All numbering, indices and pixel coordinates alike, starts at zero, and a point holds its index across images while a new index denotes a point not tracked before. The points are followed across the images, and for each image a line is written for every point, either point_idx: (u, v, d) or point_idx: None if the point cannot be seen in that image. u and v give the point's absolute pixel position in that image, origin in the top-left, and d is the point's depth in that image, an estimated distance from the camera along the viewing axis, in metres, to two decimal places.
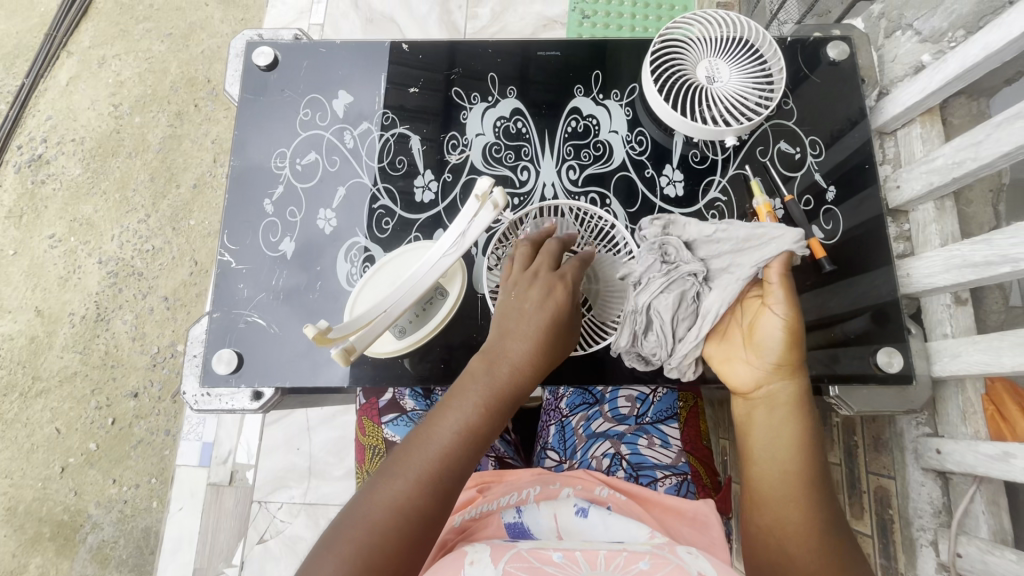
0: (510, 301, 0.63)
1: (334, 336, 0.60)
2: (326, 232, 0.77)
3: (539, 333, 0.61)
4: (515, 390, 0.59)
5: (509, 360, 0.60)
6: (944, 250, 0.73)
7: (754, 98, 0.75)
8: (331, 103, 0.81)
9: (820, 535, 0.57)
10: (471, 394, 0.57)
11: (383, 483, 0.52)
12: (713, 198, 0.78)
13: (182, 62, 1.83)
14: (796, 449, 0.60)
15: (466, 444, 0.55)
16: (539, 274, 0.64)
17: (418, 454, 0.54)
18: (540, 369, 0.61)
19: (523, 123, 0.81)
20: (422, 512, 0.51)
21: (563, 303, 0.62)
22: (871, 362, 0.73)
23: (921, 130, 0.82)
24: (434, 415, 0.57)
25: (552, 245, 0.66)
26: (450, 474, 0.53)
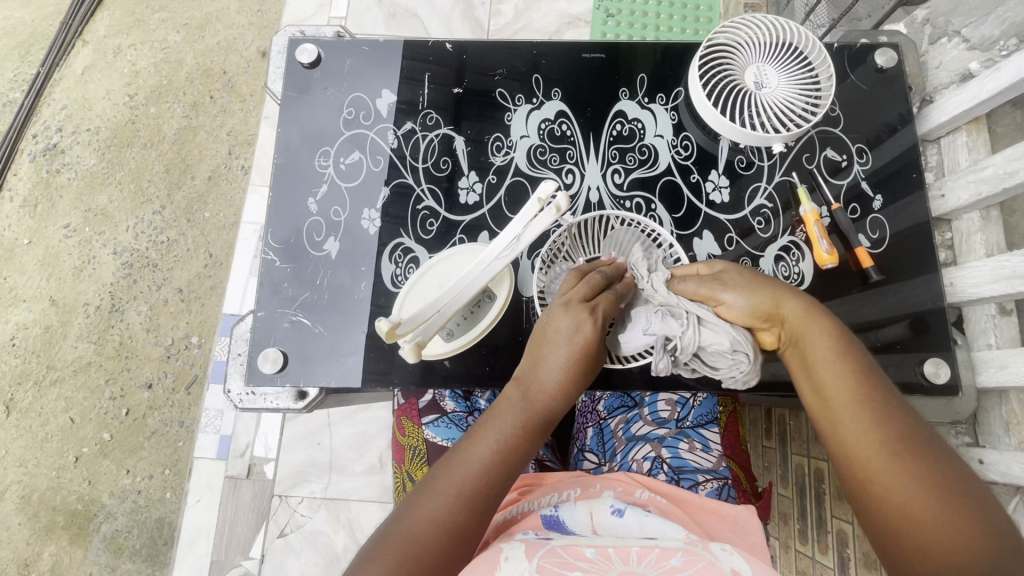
0: (542, 327, 0.61)
1: (401, 331, 0.61)
2: (371, 232, 0.76)
3: (572, 361, 0.58)
4: (550, 414, 0.58)
5: (545, 381, 0.58)
6: (992, 261, 0.72)
7: (802, 104, 0.73)
8: (375, 102, 0.80)
9: (943, 484, 0.46)
10: (507, 414, 0.57)
11: (424, 497, 0.52)
12: (759, 204, 0.78)
13: (198, 53, 1.82)
14: (867, 388, 0.52)
15: (503, 466, 0.54)
16: (570, 303, 0.60)
17: (456, 472, 0.53)
18: (576, 394, 0.59)
19: (567, 126, 0.81)
20: (461, 525, 0.51)
21: (593, 336, 0.58)
22: (917, 372, 0.73)
23: (967, 139, 0.82)
24: (471, 434, 0.57)
25: (596, 278, 0.62)
26: (487, 494, 0.53)
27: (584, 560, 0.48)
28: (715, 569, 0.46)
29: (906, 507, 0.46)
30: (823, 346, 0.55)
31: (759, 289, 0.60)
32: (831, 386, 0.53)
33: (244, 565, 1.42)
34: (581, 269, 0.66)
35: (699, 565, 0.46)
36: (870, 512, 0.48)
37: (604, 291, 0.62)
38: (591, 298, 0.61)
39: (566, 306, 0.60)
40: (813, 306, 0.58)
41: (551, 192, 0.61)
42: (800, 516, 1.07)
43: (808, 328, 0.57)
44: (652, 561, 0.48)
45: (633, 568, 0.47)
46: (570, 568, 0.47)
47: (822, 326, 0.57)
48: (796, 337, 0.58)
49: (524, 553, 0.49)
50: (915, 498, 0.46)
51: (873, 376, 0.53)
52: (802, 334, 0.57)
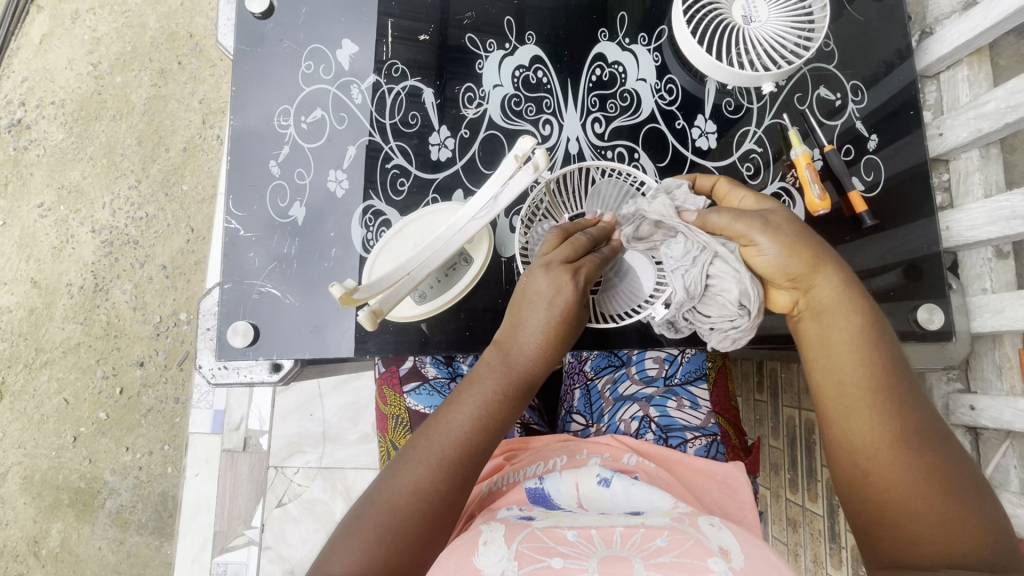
0: (524, 286, 0.58)
1: (360, 296, 0.57)
2: (338, 194, 0.72)
3: (551, 327, 0.55)
4: (531, 380, 0.56)
5: (526, 346, 0.56)
6: (991, 202, 0.69)
7: (793, 39, 0.69)
8: (335, 53, 0.75)
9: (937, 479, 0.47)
10: (489, 379, 0.54)
11: (403, 466, 0.50)
12: (748, 149, 0.74)
13: (161, 15, 1.71)
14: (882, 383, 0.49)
15: (484, 434, 0.52)
16: (551, 265, 0.56)
17: (437, 440, 0.52)
18: (558, 357, 0.57)
19: (543, 73, 0.75)
20: (441, 494, 0.50)
21: (575, 299, 0.55)
22: (910, 319, 0.70)
23: (968, 72, 0.77)
24: (452, 401, 0.54)
25: (583, 239, 0.58)
26: (469, 462, 0.51)
27: (565, 545, 0.47)
28: (702, 548, 0.45)
29: (902, 500, 0.47)
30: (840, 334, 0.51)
31: (792, 258, 0.52)
32: (847, 374, 0.50)
33: (246, 534, 1.43)
34: (565, 225, 0.61)
35: (684, 546, 0.46)
36: (861, 497, 0.49)
37: (590, 254, 0.58)
38: (577, 261, 0.57)
39: (547, 267, 0.56)
40: (847, 284, 0.52)
41: (529, 149, 0.58)
42: (790, 466, 1.08)
43: (831, 314, 0.51)
44: (636, 543, 0.47)
45: (615, 551, 0.46)
46: (551, 554, 0.46)
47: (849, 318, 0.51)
48: (817, 311, 0.52)
49: (504, 536, 0.49)
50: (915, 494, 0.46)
51: (892, 367, 0.50)
52: (827, 309, 0.52)
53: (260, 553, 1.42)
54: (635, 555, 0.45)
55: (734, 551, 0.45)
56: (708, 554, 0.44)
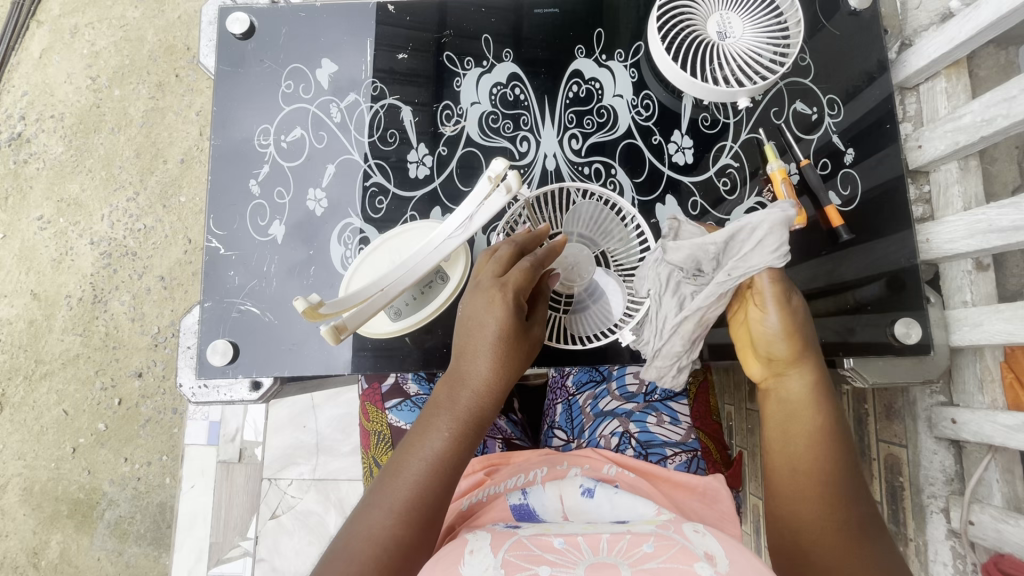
0: (463, 319, 0.59)
1: (325, 310, 0.56)
2: (317, 213, 0.73)
3: (492, 351, 0.57)
4: (482, 410, 0.56)
5: (473, 379, 0.57)
6: (968, 215, 0.70)
7: (769, 54, 0.69)
8: (314, 73, 0.75)
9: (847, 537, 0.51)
10: (442, 418, 0.55)
11: (364, 515, 0.51)
12: (724, 165, 0.74)
13: (159, 29, 1.73)
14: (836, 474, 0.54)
15: (435, 470, 0.53)
16: (483, 285, 0.59)
17: (396, 486, 0.52)
18: (507, 387, 0.58)
19: (521, 90, 0.76)
20: (397, 537, 0.49)
21: (508, 313, 0.57)
22: (888, 332, 0.70)
23: (947, 84, 0.77)
24: (410, 442, 0.55)
25: (507, 249, 0.60)
26: (430, 501, 0.51)
27: (552, 552, 0.47)
28: (687, 553, 0.45)
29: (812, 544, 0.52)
30: (804, 424, 0.56)
31: (777, 351, 0.58)
32: (794, 447, 0.56)
33: (242, 545, 1.44)
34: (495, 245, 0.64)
35: (671, 551, 0.46)
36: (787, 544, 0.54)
37: (518, 261, 0.60)
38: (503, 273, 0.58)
39: (477, 290, 0.59)
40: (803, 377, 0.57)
41: (502, 170, 0.58)
42: None
43: (794, 394, 0.57)
44: (623, 549, 0.47)
45: (603, 557, 0.46)
46: (538, 561, 0.46)
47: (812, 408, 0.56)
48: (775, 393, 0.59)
49: (490, 545, 0.49)
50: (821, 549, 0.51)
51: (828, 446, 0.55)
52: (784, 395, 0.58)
53: (255, 565, 1.42)
54: (623, 562, 0.45)
55: (719, 555, 0.45)
56: (693, 559, 0.44)
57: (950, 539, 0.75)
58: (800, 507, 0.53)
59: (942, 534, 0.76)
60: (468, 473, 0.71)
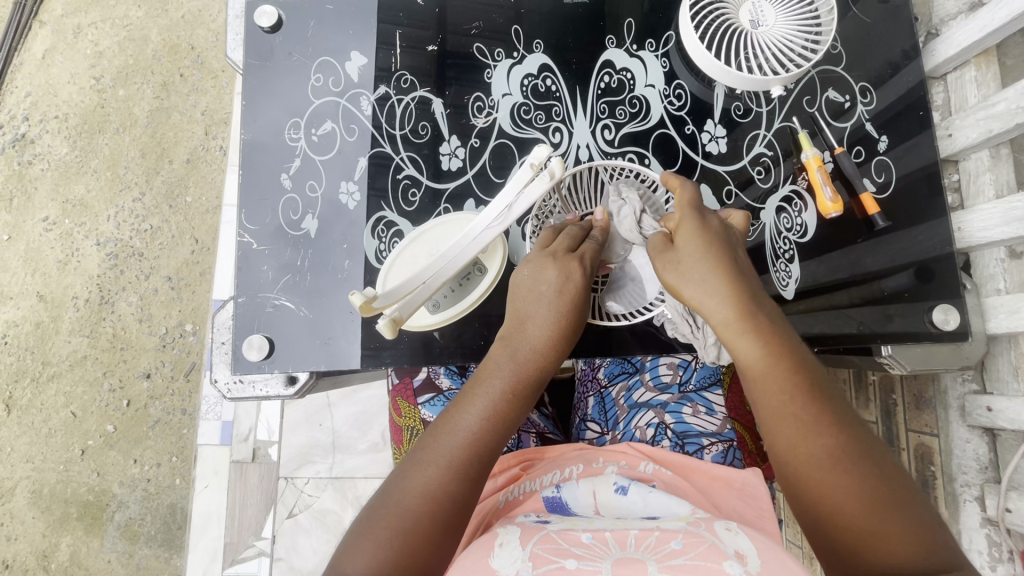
0: (526, 284, 0.59)
1: (379, 304, 0.57)
2: (350, 206, 0.72)
3: (559, 315, 0.57)
4: (541, 372, 0.56)
5: (534, 339, 0.56)
6: (1003, 203, 0.70)
7: (802, 42, 0.69)
8: (344, 65, 0.75)
9: (877, 491, 0.45)
10: (497, 376, 0.54)
11: (414, 469, 0.50)
12: (758, 153, 0.74)
13: (163, 28, 1.72)
14: (821, 422, 0.47)
15: (494, 431, 0.52)
16: (557, 254, 0.59)
17: (447, 439, 0.51)
18: (567, 352, 0.58)
19: (552, 81, 0.75)
20: (454, 496, 0.49)
21: (582, 284, 0.58)
22: (925, 320, 0.69)
23: (976, 72, 0.78)
24: (461, 401, 0.54)
25: (576, 227, 0.61)
26: (481, 464, 0.51)
27: (579, 546, 0.47)
28: (716, 551, 0.44)
29: (844, 512, 0.44)
30: (781, 380, 0.48)
31: (720, 307, 0.50)
32: (775, 415, 0.48)
33: (257, 545, 1.43)
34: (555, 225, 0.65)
35: (699, 548, 0.45)
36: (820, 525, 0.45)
37: (587, 242, 0.61)
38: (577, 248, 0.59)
39: (553, 257, 0.58)
40: (764, 335, 0.49)
41: (545, 158, 0.58)
42: None
43: (759, 361, 0.49)
44: (650, 545, 0.47)
45: (629, 552, 0.46)
46: (565, 555, 0.46)
47: (781, 357, 0.49)
48: (751, 371, 0.50)
49: (519, 538, 0.49)
50: (856, 509, 0.44)
51: (812, 395, 0.48)
52: (759, 369, 0.49)
53: (271, 565, 1.41)
54: (650, 557, 0.45)
55: (750, 555, 0.44)
56: (723, 557, 0.44)
57: (985, 526, 0.75)
58: (822, 484, 0.45)
59: (976, 522, 0.76)
60: (502, 469, 0.71)
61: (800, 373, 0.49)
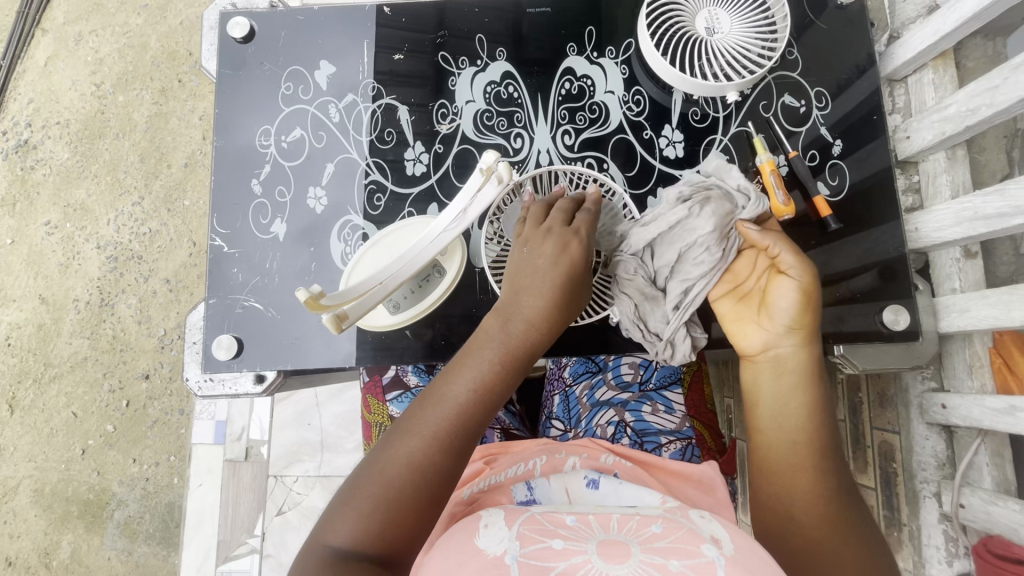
0: (526, 259, 0.61)
1: (327, 303, 0.58)
2: (317, 210, 0.75)
3: (553, 289, 0.59)
4: (530, 345, 0.58)
5: (527, 312, 0.58)
6: (954, 203, 0.71)
7: (756, 49, 0.70)
8: (313, 74, 0.77)
9: (834, 504, 0.55)
10: (491, 347, 0.56)
11: (400, 437, 0.52)
12: (714, 158, 0.75)
13: (161, 35, 1.76)
14: (824, 437, 0.58)
15: (480, 403, 0.54)
16: (552, 229, 0.61)
17: (434, 410, 0.53)
18: (558, 326, 0.59)
19: (514, 87, 0.77)
20: (435, 465, 0.51)
21: (579, 256, 0.60)
22: (876, 320, 0.71)
23: (934, 75, 0.79)
24: (453, 366, 0.57)
25: (567, 202, 0.63)
26: (466, 435, 0.53)
27: (565, 528, 0.49)
28: (694, 535, 0.47)
29: (798, 509, 0.56)
30: (803, 390, 0.59)
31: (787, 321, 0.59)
32: (788, 415, 0.59)
33: (249, 542, 1.46)
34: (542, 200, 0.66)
35: (678, 532, 0.47)
36: (772, 512, 0.57)
37: (580, 214, 0.62)
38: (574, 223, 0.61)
39: (548, 232, 0.61)
40: (805, 356, 0.59)
41: (492, 162, 0.60)
42: None
43: (791, 371, 0.59)
44: (632, 529, 0.49)
45: (613, 535, 0.48)
46: (552, 535, 0.47)
47: (811, 377, 0.59)
48: (778, 371, 0.60)
49: (504, 519, 0.50)
50: (808, 509, 0.55)
51: (819, 414, 0.58)
52: (788, 371, 0.59)
53: (262, 561, 1.44)
54: (632, 539, 0.47)
55: (724, 539, 0.47)
56: (700, 540, 0.46)
57: (943, 523, 0.76)
58: (792, 482, 0.57)
59: (934, 518, 0.77)
60: (467, 463, 0.72)
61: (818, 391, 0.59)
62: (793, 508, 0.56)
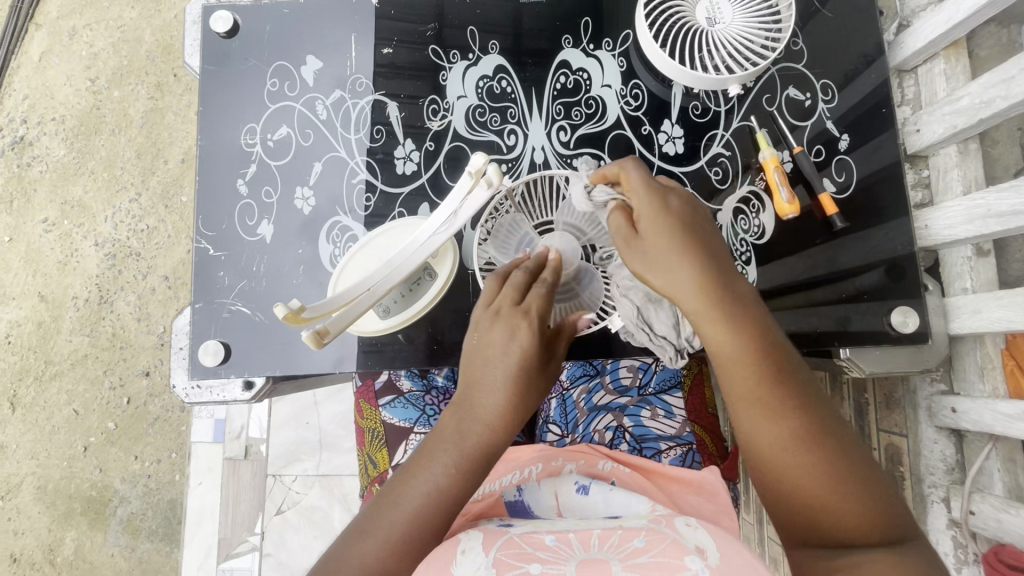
0: (476, 347, 0.56)
1: (307, 315, 0.56)
2: (305, 211, 0.72)
3: (511, 382, 0.53)
4: (490, 445, 0.52)
5: (485, 409, 0.52)
6: (967, 199, 0.68)
7: (760, 39, 0.68)
8: (299, 70, 0.75)
9: (845, 465, 0.43)
10: (446, 446, 0.52)
11: (355, 543, 0.48)
12: (716, 154, 0.73)
13: (156, 28, 1.73)
14: (793, 388, 0.44)
15: (435, 508, 0.49)
16: (502, 312, 0.56)
17: (389, 515, 0.49)
18: (522, 422, 0.54)
19: (507, 82, 0.75)
20: (391, 571, 0.47)
21: (531, 343, 0.54)
22: (884, 321, 0.68)
23: (945, 65, 0.75)
24: (411, 464, 0.52)
25: (519, 274, 0.58)
26: (422, 538, 0.48)
27: (544, 550, 0.48)
28: (677, 547, 0.45)
29: (814, 496, 0.43)
30: (755, 358, 0.44)
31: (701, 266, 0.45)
32: (748, 399, 0.44)
33: (249, 540, 1.46)
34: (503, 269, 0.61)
35: (661, 546, 0.45)
36: (792, 520, 0.44)
37: (534, 288, 0.57)
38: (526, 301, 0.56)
39: (499, 315, 0.56)
40: (742, 305, 0.45)
41: (481, 165, 0.57)
42: None
43: (731, 346, 0.44)
44: (614, 544, 0.47)
45: (593, 553, 0.46)
46: (530, 559, 0.46)
47: (755, 334, 0.44)
48: (721, 356, 0.45)
49: (481, 544, 0.49)
50: (824, 490, 0.43)
51: (781, 374, 0.44)
52: (726, 353, 0.45)
53: (262, 560, 1.44)
54: (613, 557, 0.45)
55: (711, 548, 0.44)
56: (684, 552, 0.44)
57: (951, 529, 0.74)
58: (795, 476, 0.43)
59: (942, 523, 0.75)
60: None
61: (764, 337, 0.45)
62: (821, 516, 0.43)
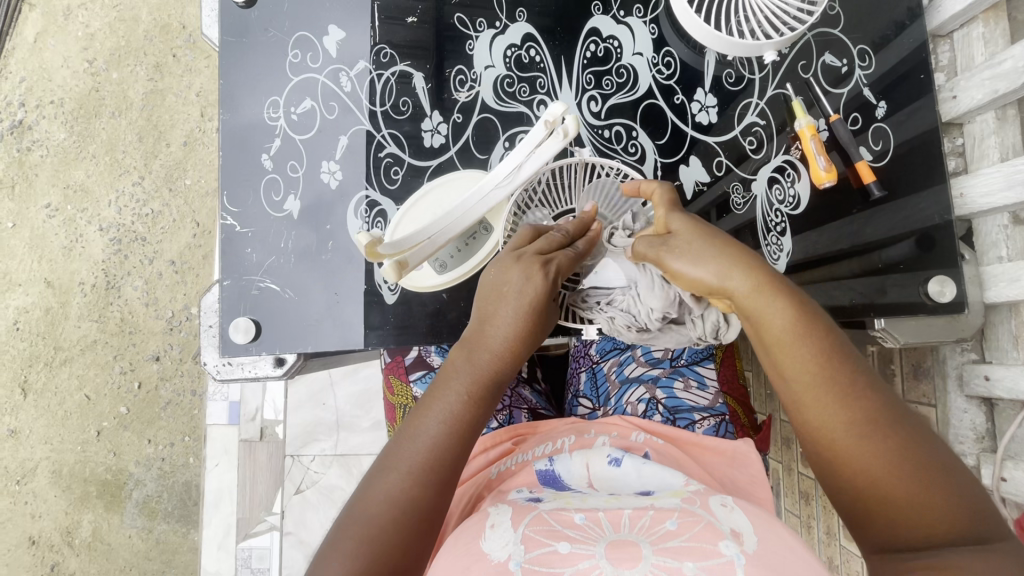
0: (491, 283, 0.53)
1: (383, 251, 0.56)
2: (332, 186, 0.71)
3: (522, 319, 0.52)
4: (499, 375, 0.51)
5: (493, 341, 0.52)
6: (1007, 165, 0.67)
7: (797, 4, 0.65)
8: (321, 41, 0.73)
9: (909, 452, 0.42)
10: (458, 378, 0.51)
11: (380, 476, 0.47)
12: (750, 123, 0.71)
13: (153, 7, 1.69)
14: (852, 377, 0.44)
15: (453, 441, 0.49)
16: (522, 256, 0.53)
17: (408, 445, 0.48)
18: (528, 355, 0.54)
19: (536, 51, 0.73)
20: (416, 503, 0.46)
21: (545, 290, 0.52)
22: (921, 291, 0.67)
23: (984, 29, 0.74)
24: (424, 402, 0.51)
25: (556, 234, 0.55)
26: (442, 468, 0.48)
27: (573, 529, 0.46)
28: (713, 531, 0.44)
29: (879, 485, 0.42)
30: (813, 346, 0.44)
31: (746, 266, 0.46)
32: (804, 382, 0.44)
33: (268, 520, 1.47)
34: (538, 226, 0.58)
35: (695, 529, 0.44)
36: (849, 500, 0.44)
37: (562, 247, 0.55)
38: (547, 251, 0.54)
39: (518, 258, 0.53)
40: (795, 300, 0.45)
41: (560, 115, 0.58)
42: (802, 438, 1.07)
43: (786, 336, 0.45)
44: (645, 526, 0.46)
45: (624, 535, 0.45)
46: (558, 537, 0.45)
47: (808, 324, 0.45)
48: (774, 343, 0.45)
49: (511, 520, 0.48)
50: (889, 481, 0.42)
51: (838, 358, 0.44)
52: (782, 339, 0.45)
53: (282, 538, 1.46)
54: (643, 539, 0.44)
55: (746, 533, 0.44)
56: (719, 537, 0.43)
57: None
58: (858, 462, 0.43)
59: None
60: (495, 444, 0.71)
61: (818, 330, 0.45)
62: (888, 508, 0.42)
